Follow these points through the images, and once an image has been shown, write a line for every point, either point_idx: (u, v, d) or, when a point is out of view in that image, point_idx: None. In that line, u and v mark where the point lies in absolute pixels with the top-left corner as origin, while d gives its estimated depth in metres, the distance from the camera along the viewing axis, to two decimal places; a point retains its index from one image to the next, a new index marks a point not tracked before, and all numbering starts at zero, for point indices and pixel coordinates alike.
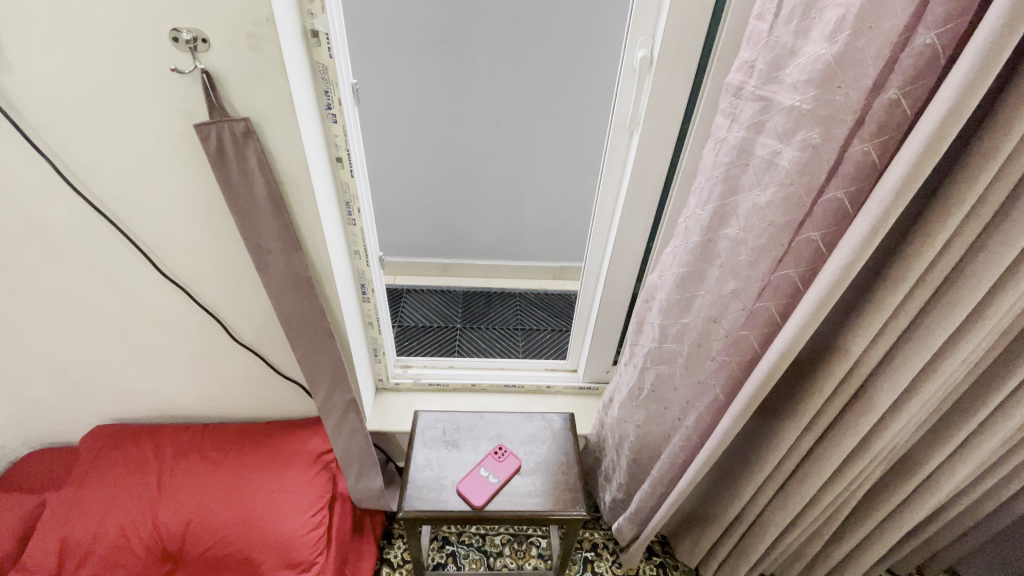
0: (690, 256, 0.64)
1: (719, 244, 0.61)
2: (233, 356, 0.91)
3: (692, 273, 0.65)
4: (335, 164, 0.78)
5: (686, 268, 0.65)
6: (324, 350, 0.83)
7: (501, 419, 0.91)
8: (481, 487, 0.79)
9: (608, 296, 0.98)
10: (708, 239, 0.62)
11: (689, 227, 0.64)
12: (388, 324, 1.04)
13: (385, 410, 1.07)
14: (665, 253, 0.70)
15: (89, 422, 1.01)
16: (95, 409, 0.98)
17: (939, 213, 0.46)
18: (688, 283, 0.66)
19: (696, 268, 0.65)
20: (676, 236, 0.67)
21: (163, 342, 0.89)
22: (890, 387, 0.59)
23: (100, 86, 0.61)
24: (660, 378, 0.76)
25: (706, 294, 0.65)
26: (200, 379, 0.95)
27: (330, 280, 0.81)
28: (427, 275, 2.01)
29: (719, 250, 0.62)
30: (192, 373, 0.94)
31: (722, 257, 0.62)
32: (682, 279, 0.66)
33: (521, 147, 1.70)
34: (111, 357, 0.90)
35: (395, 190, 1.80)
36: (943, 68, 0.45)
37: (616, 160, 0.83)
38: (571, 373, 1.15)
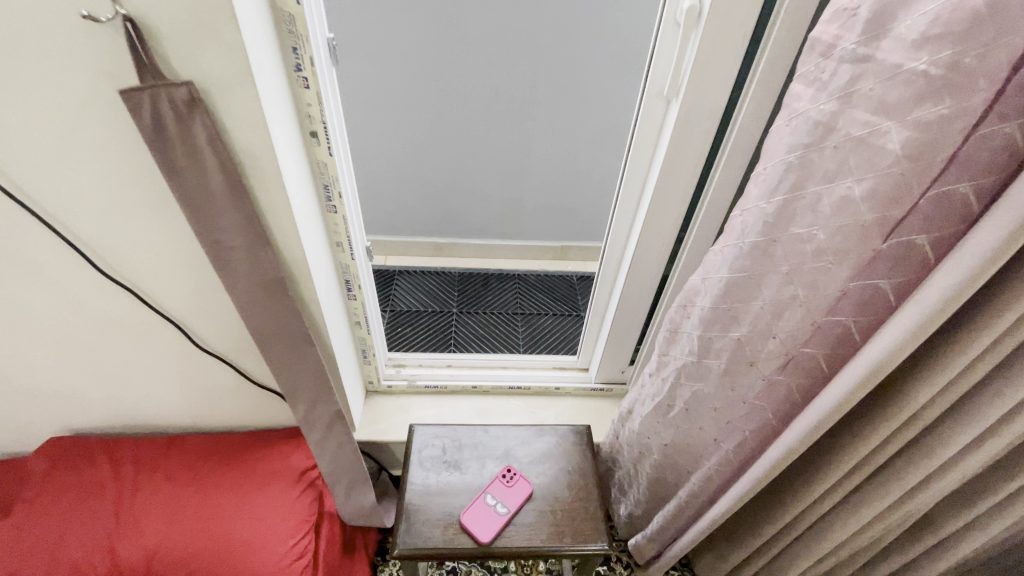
0: (747, 259, 0.53)
1: (785, 246, 0.50)
2: (199, 366, 0.79)
3: (747, 280, 0.54)
4: (309, 139, 0.64)
5: (741, 273, 0.54)
6: (303, 360, 0.71)
7: (507, 434, 0.81)
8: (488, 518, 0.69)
9: (629, 292, 0.88)
10: (771, 239, 0.50)
11: (746, 223, 0.52)
12: (378, 324, 0.92)
13: (376, 416, 0.96)
14: (713, 249, 0.58)
15: (40, 433, 0.89)
16: (45, 419, 0.86)
17: None
18: (741, 291, 0.55)
19: (753, 275, 0.54)
20: (726, 233, 0.55)
21: (113, 350, 0.76)
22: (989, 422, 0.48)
23: None
24: (696, 396, 0.66)
25: (761, 305, 0.54)
26: (164, 389, 0.83)
27: (307, 279, 0.68)
28: (420, 256, 1.88)
29: (787, 253, 0.50)
30: (153, 381, 0.82)
31: (788, 262, 0.50)
32: (734, 286, 0.55)
33: (521, 117, 1.56)
34: (56, 364, 0.77)
35: (385, 164, 1.65)
36: None
37: (646, 137, 0.71)
38: (581, 373, 1.07)
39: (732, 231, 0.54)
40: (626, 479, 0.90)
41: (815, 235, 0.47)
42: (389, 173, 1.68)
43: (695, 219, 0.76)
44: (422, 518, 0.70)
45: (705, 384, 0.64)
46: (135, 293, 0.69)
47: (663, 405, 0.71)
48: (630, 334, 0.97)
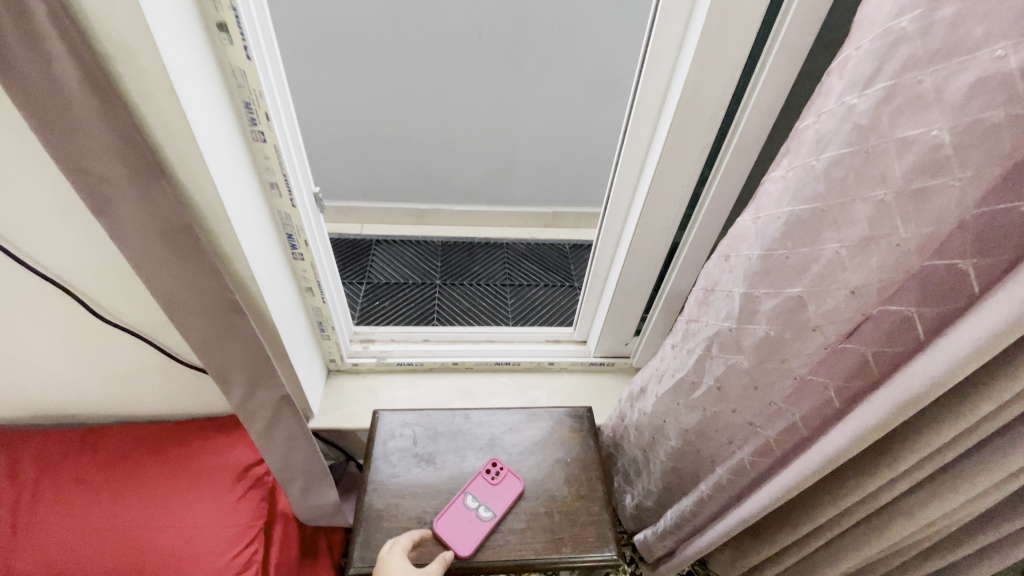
0: (820, 185, 0.39)
1: (879, 159, 0.36)
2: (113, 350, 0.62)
3: (814, 215, 0.40)
4: (217, 35, 0.47)
5: (806, 206, 0.40)
6: (232, 334, 0.56)
7: (493, 418, 0.67)
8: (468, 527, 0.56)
9: (637, 247, 0.74)
10: (862, 151, 0.36)
11: (823, 130, 0.38)
12: (336, 291, 0.76)
13: (339, 400, 0.82)
14: (772, 177, 0.44)
15: None
16: None
17: None
18: (805, 231, 0.41)
19: (821, 206, 0.40)
20: (795, 151, 0.41)
21: None
22: None
23: None
24: (730, 370, 0.53)
25: (831, 248, 0.40)
26: (76, 381, 0.66)
27: (226, 229, 0.52)
28: (400, 223, 1.71)
29: (876, 171, 0.36)
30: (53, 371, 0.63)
31: (884, 181, 0.36)
32: (795, 223, 0.41)
33: (509, 63, 1.38)
34: None
35: (356, 119, 1.47)
36: None
37: (666, 45, 0.56)
38: (579, 346, 0.93)
39: (799, 151, 0.41)
40: (632, 467, 0.78)
41: (929, 136, 0.33)
42: (362, 129, 1.50)
43: (723, 156, 0.61)
44: (390, 524, 0.57)
45: (744, 355, 0.51)
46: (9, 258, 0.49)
47: (687, 382, 0.59)
48: (636, 300, 0.83)
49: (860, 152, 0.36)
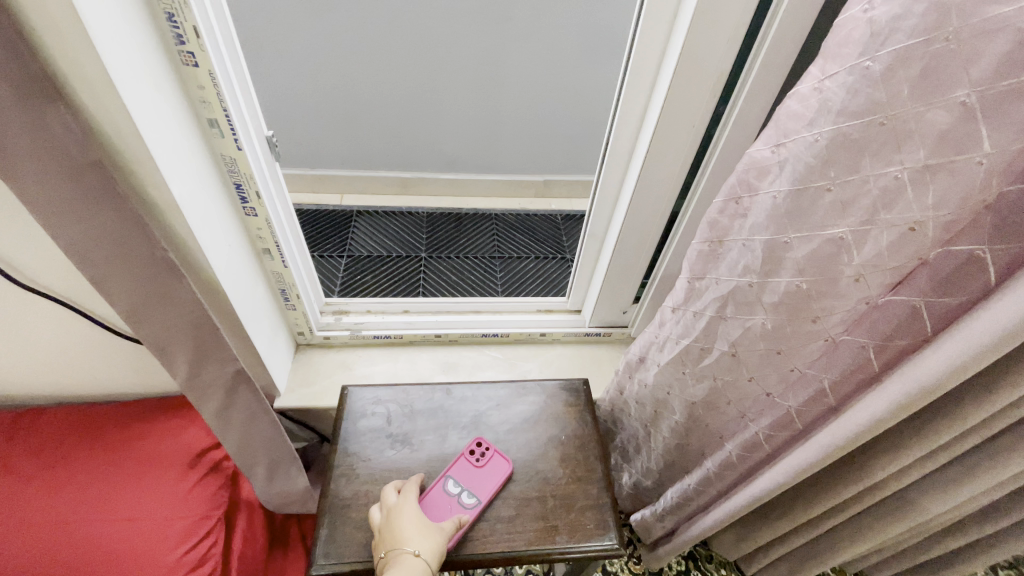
0: (874, 90, 0.31)
1: (963, 49, 0.28)
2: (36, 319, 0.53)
3: (866, 132, 0.33)
4: None
5: (858, 120, 0.33)
6: (169, 299, 0.48)
7: (478, 392, 0.60)
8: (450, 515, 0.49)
9: (638, 204, 0.66)
10: (933, 40, 0.29)
11: (880, 20, 0.30)
12: (298, 254, 0.68)
13: (308, 377, 0.75)
14: (795, 92, 0.37)
15: None
16: None
17: None
18: (850, 154, 0.34)
19: (869, 122, 0.32)
20: (827, 58, 0.34)
21: None
22: None
23: None
24: (748, 332, 0.46)
25: (883, 175, 0.33)
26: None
27: (151, 171, 0.43)
28: (382, 194, 1.62)
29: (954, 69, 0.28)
30: None
31: (964, 79, 0.28)
32: (833, 147, 0.34)
33: (494, 15, 1.27)
34: None
35: (330, 78, 1.36)
36: None
37: None
38: (573, 317, 0.86)
39: (841, 51, 0.33)
40: (632, 443, 0.72)
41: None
42: (337, 89, 1.39)
43: (739, 92, 0.52)
44: (360, 514, 0.50)
45: (763, 314, 0.44)
46: None
47: (696, 349, 0.52)
48: (635, 265, 0.76)
49: (934, 45, 0.29)
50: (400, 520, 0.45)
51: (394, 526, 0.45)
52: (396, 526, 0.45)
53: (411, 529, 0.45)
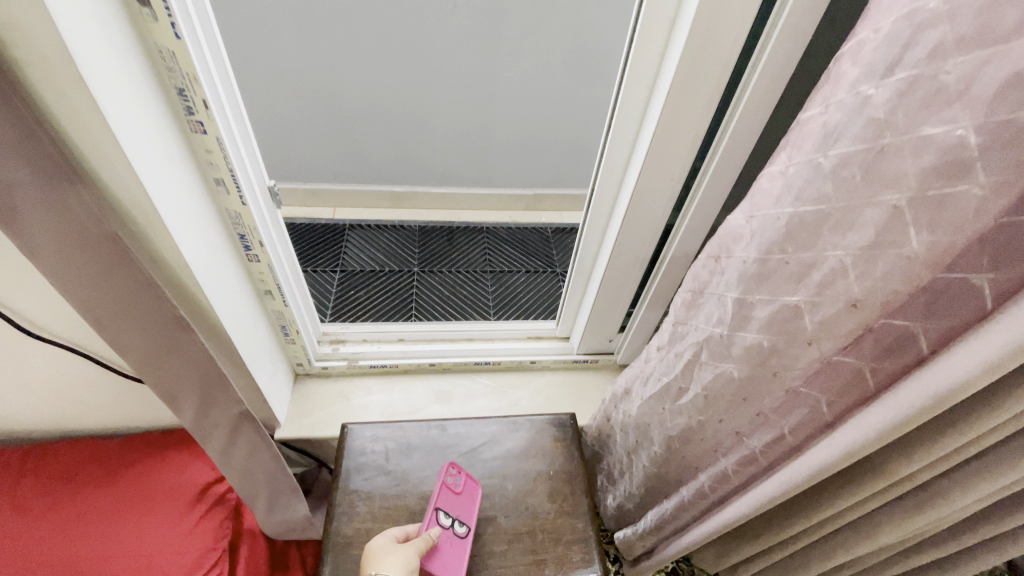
0: (827, 182, 0.35)
1: (898, 158, 0.31)
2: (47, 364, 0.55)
3: (820, 218, 0.36)
4: (136, 9, 0.40)
5: (813, 207, 0.36)
6: (178, 350, 0.51)
7: (472, 427, 0.64)
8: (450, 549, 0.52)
9: (623, 243, 0.70)
10: (875, 147, 0.32)
11: (833, 123, 0.34)
12: (297, 292, 0.71)
13: (308, 407, 0.78)
14: (768, 173, 0.40)
15: None
16: None
17: None
18: (806, 236, 0.38)
19: (825, 210, 0.36)
20: (795, 147, 0.38)
21: None
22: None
23: None
24: (720, 379, 0.50)
25: (832, 256, 0.37)
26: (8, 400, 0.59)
27: (164, 235, 0.46)
28: (375, 206, 1.63)
29: (893, 171, 0.32)
30: None
31: (900, 183, 0.32)
32: (793, 228, 0.38)
33: (486, 36, 1.31)
34: None
35: (324, 94, 1.38)
36: None
37: (658, 23, 0.51)
38: (562, 343, 0.90)
39: (803, 144, 0.37)
40: (617, 468, 0.76)
41: (954, 136, 0.29)
42: (330, 104, 1.41)
43: (715, 148, 0.57)
44: (359, 551, 0.53)
45: (733, 364, 0.48)
46: None
47: (674, 388, 0.56)
48: (621, 296, 0.80)
49: (874, 151, 0.32)
50: (371, 552, 0.46)
51: (367, 556, 0.46)
52: (369, 557, 0.46)
53: (382, 561, 0.45)
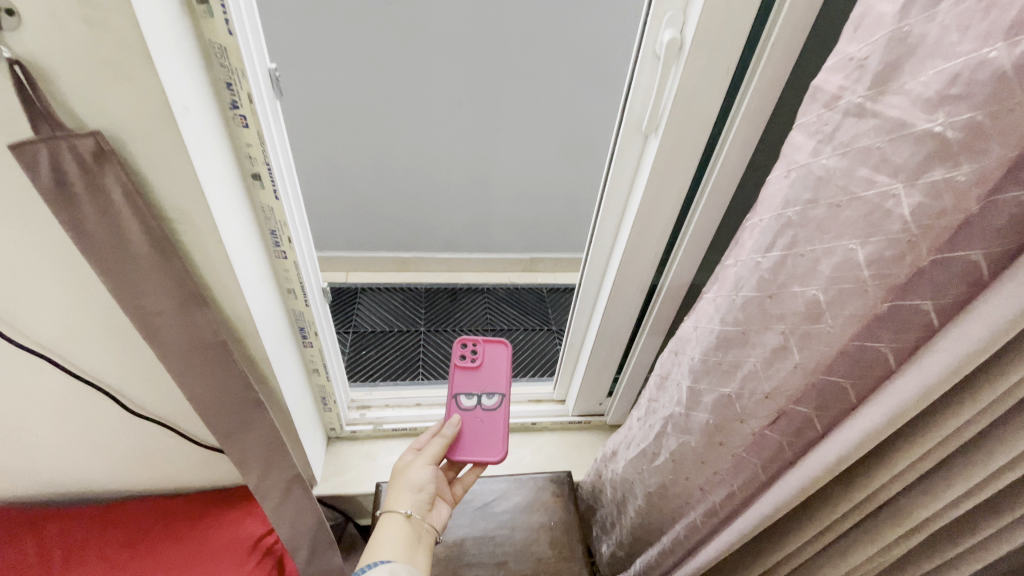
0: (739, 313, 0.51)
1: (781, 303, 0.47)
2: (143, 438, 0.69)
3: (738, 335, 0.52)
4: (251, 183, 0.57)
5: (732, 327, 0.52)
6: (253, 426, 0.64)
7: (485, 485, 0.76)
8: (482, 424, 0.70)
9: (607, 325, 0.85)
10: (765, 295, 0.48)
11: (740, 274, 0.50)
12: (338, 368, 0.84)
13: (340, 467, 0.90)
14: (707, 297, 0.56)
15: None
16: None
17: None
18: (729, 345, 0.53)
19: (745, 331, 0.51)
20: (721, 284, 0.54)
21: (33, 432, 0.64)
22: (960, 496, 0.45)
23: None
24: (683, 446, 0.64)
25: (750, 360, 0.52)
26: (104, 464, 0.72)
27: (255, 337, 0.60)
28: (383, 271, 1.68)
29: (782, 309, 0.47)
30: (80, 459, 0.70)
31: (784, 318, 0.47)
32: (722, 340, 0.53)
33: (484, 128, 1.41)
34: None
35: (336, 182, 1.49)
36: None
37: (622, 173, 0.67)
38: (558, 406, 1.05)
39: (725, 283, 0.53)
40: (609, 518, 0.87)
41: (810, 295, 0.45)
42: (339, 180, 1.49)
43: (674, 257, 0.73)
44: None
45: (694, 437, 0.62)
46: (54, 362, 0.58)
47: (649, 452, 0.69)
48: (608, 365, 0.93)
49: (765, 298, 0.48)
50: (402, 475, 0.61)
51: (400, 478, 0.61)
52: (398, 480, 0.60)
53: (400, 496, 0.59)
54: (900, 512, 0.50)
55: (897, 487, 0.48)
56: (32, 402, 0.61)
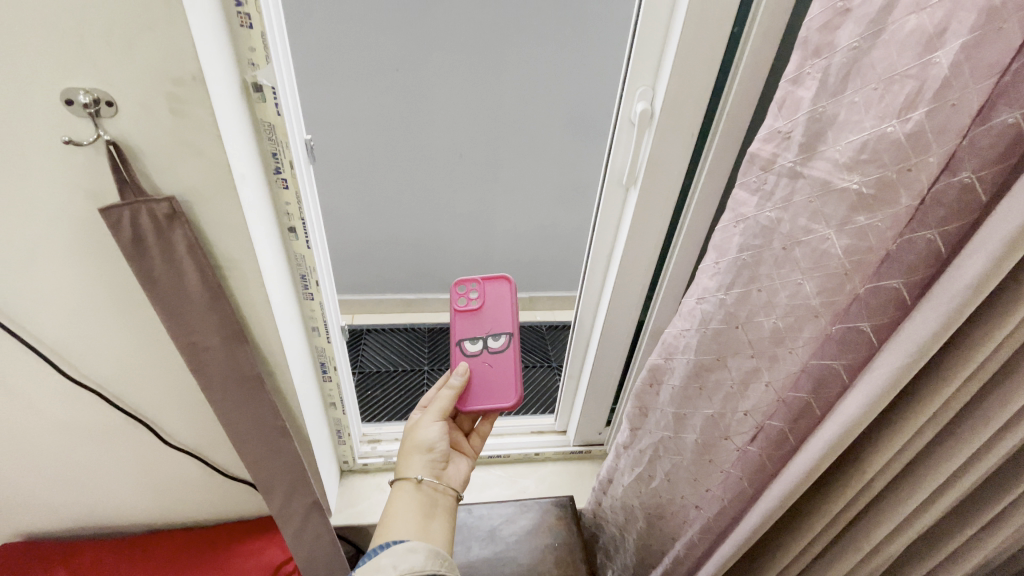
0: (712, 342, 0.57)
1: (748, 331, 0.54)
2: (173, 466, 0.78)
3: (713, 361, 0.58)
4: (287, 235, 0.66)
5: (707, 355, 0.58)
6: (279, 453, 0.70)
7: (493, 510, 0.81)
8: (491, 370, 0.71)
9: (603, 356, 0.91)
10: (734, 325, 0.55)
11: (706, 310, 0.56)
12: (353, 402, 0.91)
13: (352, 499, 0.94)
14: (671, 330, 0.62)
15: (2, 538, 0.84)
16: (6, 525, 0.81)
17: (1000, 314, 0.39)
18: (708, 370, 0.59)
19: (718, 355, 0.57)
20: (685, 317, 0.60)
21: (81, 457, 0.73)
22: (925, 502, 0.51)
23: None
24: (676, 466, 0.69)
25: (727, 381, 0.58)
26: (136, 492, 0.80)
27: (285, 371, 0.68)
28: (389, 312, 1.76)
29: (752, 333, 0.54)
30: (119, 483, 0.79)
31: (753, 343, 0.54)
32: (698, 365, 0.59)
33: (485, 179, 1.53)
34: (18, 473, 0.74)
35: (348, 229, 1.59)
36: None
37: (608, 218, 0.77)
38: (560, 436, 1.10)
39: (689, 316, 0.59)
40: (612, 544, 0.90)
41: (771, 323, 0.52)
42: (348, 226, 1.58)
43: (660, 291, 0.81)
44: None
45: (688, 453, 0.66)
46: (103, 396, 0.67)
47: (645, 475, 0.74)
48: (605, 395, 0.99)
49: (733, 324, 0.55)
50: (412, 436, 0.68)
51: (411, 437, 0.68)
52: (409, 441, 0.68)
53: (411, 462, 0.65)
54: (875, 520, 0.55)
55: (867, 495, 0.54)
56: (85, 430, 0.70)
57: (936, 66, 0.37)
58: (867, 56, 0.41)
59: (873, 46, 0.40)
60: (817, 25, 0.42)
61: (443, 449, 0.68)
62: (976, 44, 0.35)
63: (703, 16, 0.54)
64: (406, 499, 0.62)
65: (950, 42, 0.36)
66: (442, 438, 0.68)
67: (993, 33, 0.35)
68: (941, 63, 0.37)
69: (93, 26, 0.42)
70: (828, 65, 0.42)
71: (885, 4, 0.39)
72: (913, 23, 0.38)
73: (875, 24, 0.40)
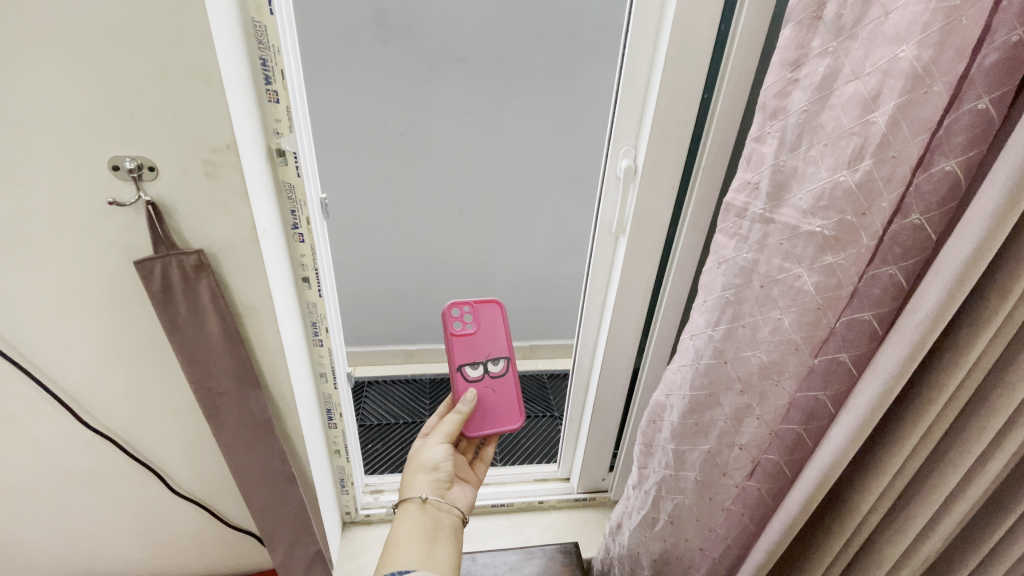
0: (702, 378, 0.56)
1: (735, 366, 0.54)
2: (178, 512, 0.79)
3: (706, 398, 0.57)
4: (301, 284, 0.70)
5: (700, 391, 0.57)
6: (284, 497, 0.72)
7: (496, 559, 0.80)
8: (494, 394, 0.75)
9: (602, 398, 0.93)
10: (722, 360, 0.55)
11: (697, 346, 0.56)
12: (357, 450, 0.93)
13: (354, 551, 0.94)
14: (670, 367, 0.61)
15: None
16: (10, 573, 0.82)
17: (963, 341, 0.42)
18: (701, 408, 0.58)
19: (710, 391, 0.57)
20: (680, 355, 0.59)
21: (90, 502, 0.75)
22: (925, 530, 0.52)
23: (34, 220, 0.52)
24: (679, 506, 0.66)
25: (720, 419, 0.57)
26: (140, 538, 0.82)
27: (294, 414, 0.70)
28: (391, 363, 1.78)
29: (738, 369, 0.54)
30: (125, 529, 0.80)
31: (741, 378, 0.54)
32: (693, 402, 0.58)
33: (485, 231, 1.60)
34: (28, 519, 0.75)
35: (351, 282, 1.64)
36: (966, 193, 0.44)
37: (601, 264, 0.81)
38: (564, 483, 1.09)
39: (682, 352, 0.59)
40: None
41: (757, 357, 0.53)
42: (352, 279, 1.63)
43: (652, 334, 0.84)
44: None
45: (687, 494, 0.64)
46: (114, 441, 0.69)
47: (648, 517, 0.69)
48: (607, 440, 0.99)
49: (720, 362, 0.55)
50: (415, 459, 0.71)
51: (414, 460, 0.71)
52: (413, 463, 0.71)
53: (416, 481, 0.68)
54: (880, 556, 0.55)
55: (868, 529, 0.54)
56: (94, 476, 0.72)
57: (875, 125, 0.42)
58: (817, 118, 0.45)
59: (823, 108, 0.45)
60: (772, 93, 0.47)
61: (448, 470, 0.70)
62: (907, 106, 0.41)
63: (675, 85, 0.62)
64: (410, 519, 0.64)
65: (885, 104, 0.42)
66: (446, 459, 0.70)
67: (920, 96, 0.40)
68: (879, 122, 0.42)
69: (144, 104, 0.48)
70: (784, 125, 0.47)
71: (827, 73, 0.44)
72: (851, 89, 0.43)
73: (822, 89, 0.45)
